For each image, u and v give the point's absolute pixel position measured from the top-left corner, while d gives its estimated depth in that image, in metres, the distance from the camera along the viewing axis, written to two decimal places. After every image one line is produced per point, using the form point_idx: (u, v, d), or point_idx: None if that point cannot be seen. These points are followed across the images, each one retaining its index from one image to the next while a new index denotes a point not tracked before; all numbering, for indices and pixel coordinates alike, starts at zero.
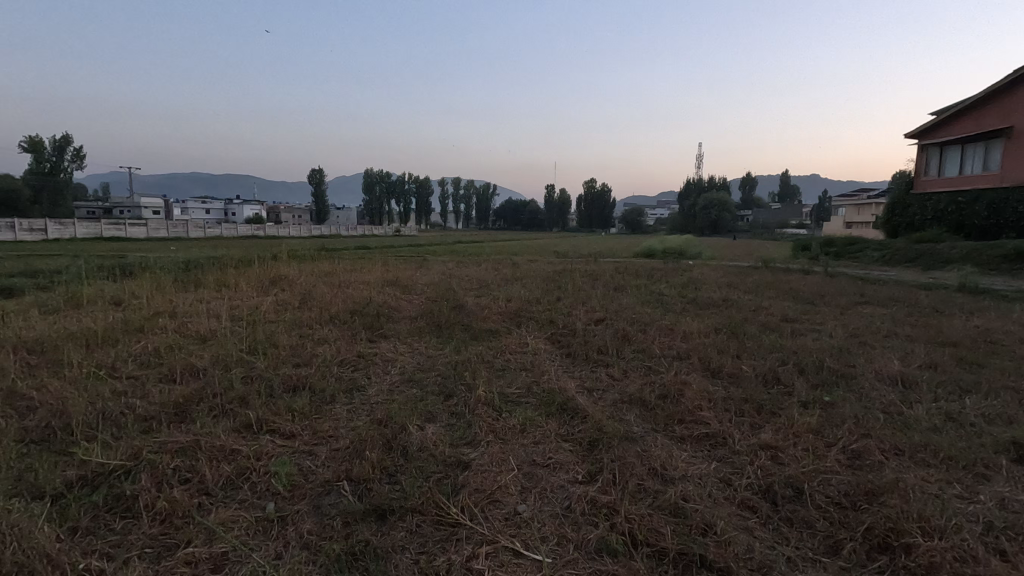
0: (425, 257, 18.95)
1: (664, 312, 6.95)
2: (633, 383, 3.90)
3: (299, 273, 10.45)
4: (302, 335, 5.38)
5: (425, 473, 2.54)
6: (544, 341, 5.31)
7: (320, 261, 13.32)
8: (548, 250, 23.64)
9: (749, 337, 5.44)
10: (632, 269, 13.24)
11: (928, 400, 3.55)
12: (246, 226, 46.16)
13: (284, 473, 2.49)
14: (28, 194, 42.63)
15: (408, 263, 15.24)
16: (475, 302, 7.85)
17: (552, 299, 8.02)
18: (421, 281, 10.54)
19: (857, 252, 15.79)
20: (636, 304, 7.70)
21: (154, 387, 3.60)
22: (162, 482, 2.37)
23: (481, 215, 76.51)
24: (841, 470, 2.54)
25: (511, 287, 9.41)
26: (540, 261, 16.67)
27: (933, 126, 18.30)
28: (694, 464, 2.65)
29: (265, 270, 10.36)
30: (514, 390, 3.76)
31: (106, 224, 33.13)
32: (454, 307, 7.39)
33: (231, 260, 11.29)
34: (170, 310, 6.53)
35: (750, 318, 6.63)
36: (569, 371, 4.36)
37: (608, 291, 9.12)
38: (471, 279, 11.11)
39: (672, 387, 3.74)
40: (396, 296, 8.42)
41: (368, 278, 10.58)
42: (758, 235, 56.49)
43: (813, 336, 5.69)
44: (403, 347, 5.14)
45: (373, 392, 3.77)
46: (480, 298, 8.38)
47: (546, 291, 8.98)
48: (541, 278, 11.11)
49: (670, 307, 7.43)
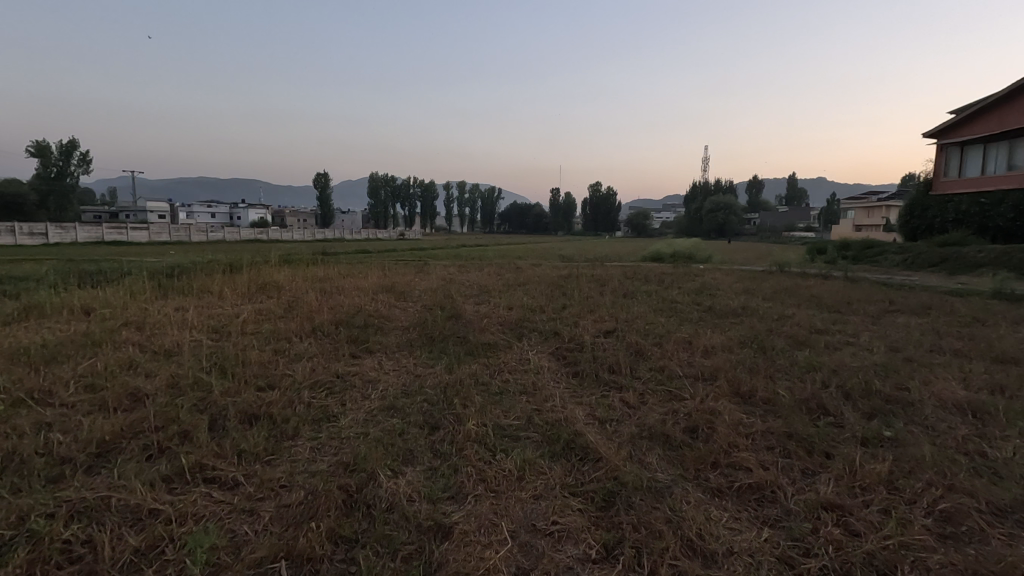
0: (427, 261, 18.41)
1: (680, 322, 6.36)
2: (652, 413, 3.30)
3: (291, 279, 9.91)
4: (277, 350, 4.82)
5: (391, 547, 1.96)
6: (548, 357, 4.73)
7: (315, 266, 12.79)
8: (554, 255, 23.02)
9: (780, 352, 4.83)
10: (641, 275, 12.61)
11: (1011, 436, 2.94)
12: (249, 228, 45.86)
13: (208, 547, 1.91)
14: (34, 199, 42.64)
15: (408, 268, 14.67)
16: (475, 311, 7.26)
17: (557, 308, 7.43)
18: (419, 288, 9.97)
19: (875, 255, 15.14)
20: (648, 313, 7.10)
21: (84, 418, 3.03)
22: (41, 565, 1.80)
23: (486, 219, 76.02)
24: (933, 545, 1.95)
25: (513, 294, 8.83)
26: (545, 266, 16.07)
27: (953, 125, 17.47)
28: (740, 531, 2.06)
29: (255, 275, 9.80)
30: (512, 421, 3.17)
31: (108, 228, 32.85)
32: (451, 317, 6.82)
33: (220, 265, 10.74)
34: (141, 320, 6.00)
35: (775, 330, 6.02)
36: (576, 394, 3.77)
37: (617, 298, 8.50)
38: (472, 286, 10.52)
39: (700, 419, 3.14)
40: (390, 304, 7.86)
41: (364, 285, 10.02)
42: (767, 238, 55.65)
43: (851, 350, 5.07)
44: (389, 365, 4.57)
45: (345, 423, 3.20)
46: (479, 306, 7.80)
47: (551, 298, 8.39)
48: (545, 284, 10.50)
49: (686, 317, 6.82)
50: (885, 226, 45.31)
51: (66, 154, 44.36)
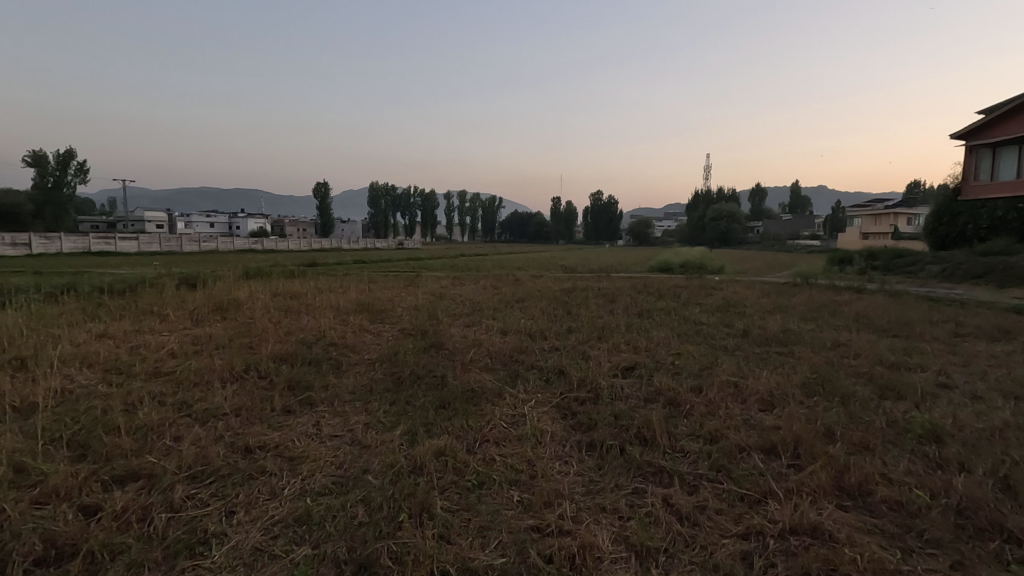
0: (419, 272, 17.10)
1: (717, 356, 5.09)
2: (722, 541, 2.02)
3: (256, 297, 8.66)
4: (183, 404, 3.54)
5: None
6: (551, 413, 3.45)
7: (293, 280, 11.54)
8: (557, 265, 21.79)
9: (868, 404, 3.55)
10: (654, 288, 11.36)
11: None
12: (245, 239, 44.82)
13: None
14: (29, 209, 41.80)
15: (396, 281, 13.44)
16: (461, 337, 6.00)
17: (562, 333, 6.15)
18: (403, 305, 8.72)
19: (905, 267, 13.86)
20: (672, 342, 5.81)
21: None
22: None
23: (486, 229, 74.95)
24: None
25: (509, 314, 7.57)
26: (546, 278, 14.84)
27: (984, 125, 16.23)
28: None
29: (215, 292, 8.55)
30: (492, 562, 1.90)
31: (94, 238, 31.65)
32: (431, 346, 5.53)
33: (180, 280, 9.47)
34: (35, 354, 4.74)
35: (838, 365, 4.74)
36: (595, 486, 2.49)
37: (631, 319, 7.23)
38: (464, 302, 9.26)
39: (809, 558, 1.86)
40: (362, 329, 6.55)
41: (340, 302, 8.76)
42: (773, 246, 54.45)
43: (956, 399, 3.79)
44: (333, 427, 3.30)
45: (213, 562, 1.93)
46: (468, 330, 6.50)
47: (554, 320, 7.11)
48: (547, 300, 9.25)
49: (721, 348, 5.53)
50: (894, 233, 44.16)
51: (63, 165, 43.18)
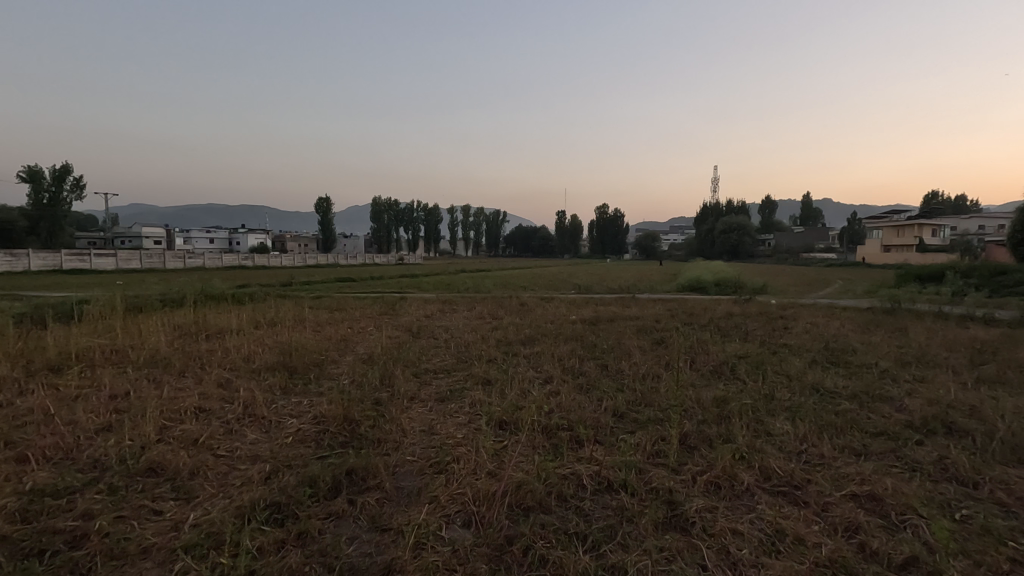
0: (405, 294, 14.31)
1: (994, 529, 2.18)
2: None
3: (135, 343, 5.80)
4: None
5: None
6: None
7: (227, 310, 8.66)
8: (569, 283, 19.02)
9: None
10: (704, 318, 8.52)
11: None
12: (234, 257, 42.50)
13: None
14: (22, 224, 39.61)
15: (369, 307, 10.64)
16: (416, 443, 3.15)
17: (609, 435, 3.26)
18: (356, 354, 5.89)
19: (1015, 288, 10.87)
20: (835, 461, 2.91)
21: None
22: None
23: (490, 243, 72.63)
24: None
25: (509, 374, 4.71)
26: (559, 301, 12.06)
27: None
28: None
29: (72, 336, 5.66)
30: None
31: (67, 255, 29.03)
32: (347, 479, 2.65)
33: (43, 316, 6.57)
34: None
35: None
36: None
37: (712, 386, 4.36)
38: (444, 345, 6.42)
39: None
40: (248, 418, 3.67)
41: (258, 348, 5.91)
42: (788, 259, 51.63)
43: None
44: None
45: None
46: (437, 418, 3.63)
47: (587, 391, 4.22)
48: (565, 341, 6.41)
49: (953, 485, 2.64)
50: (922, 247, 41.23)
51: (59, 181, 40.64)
